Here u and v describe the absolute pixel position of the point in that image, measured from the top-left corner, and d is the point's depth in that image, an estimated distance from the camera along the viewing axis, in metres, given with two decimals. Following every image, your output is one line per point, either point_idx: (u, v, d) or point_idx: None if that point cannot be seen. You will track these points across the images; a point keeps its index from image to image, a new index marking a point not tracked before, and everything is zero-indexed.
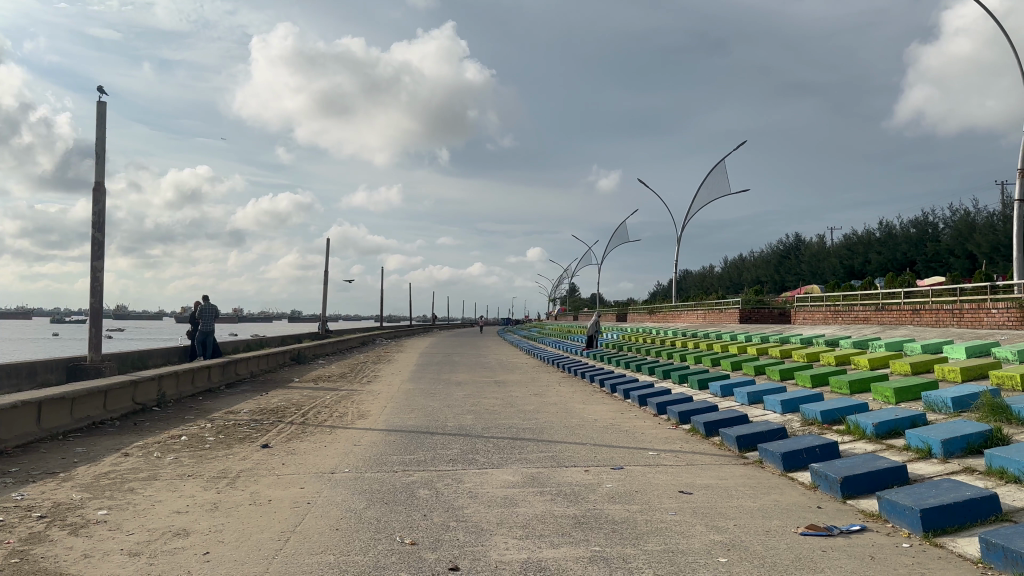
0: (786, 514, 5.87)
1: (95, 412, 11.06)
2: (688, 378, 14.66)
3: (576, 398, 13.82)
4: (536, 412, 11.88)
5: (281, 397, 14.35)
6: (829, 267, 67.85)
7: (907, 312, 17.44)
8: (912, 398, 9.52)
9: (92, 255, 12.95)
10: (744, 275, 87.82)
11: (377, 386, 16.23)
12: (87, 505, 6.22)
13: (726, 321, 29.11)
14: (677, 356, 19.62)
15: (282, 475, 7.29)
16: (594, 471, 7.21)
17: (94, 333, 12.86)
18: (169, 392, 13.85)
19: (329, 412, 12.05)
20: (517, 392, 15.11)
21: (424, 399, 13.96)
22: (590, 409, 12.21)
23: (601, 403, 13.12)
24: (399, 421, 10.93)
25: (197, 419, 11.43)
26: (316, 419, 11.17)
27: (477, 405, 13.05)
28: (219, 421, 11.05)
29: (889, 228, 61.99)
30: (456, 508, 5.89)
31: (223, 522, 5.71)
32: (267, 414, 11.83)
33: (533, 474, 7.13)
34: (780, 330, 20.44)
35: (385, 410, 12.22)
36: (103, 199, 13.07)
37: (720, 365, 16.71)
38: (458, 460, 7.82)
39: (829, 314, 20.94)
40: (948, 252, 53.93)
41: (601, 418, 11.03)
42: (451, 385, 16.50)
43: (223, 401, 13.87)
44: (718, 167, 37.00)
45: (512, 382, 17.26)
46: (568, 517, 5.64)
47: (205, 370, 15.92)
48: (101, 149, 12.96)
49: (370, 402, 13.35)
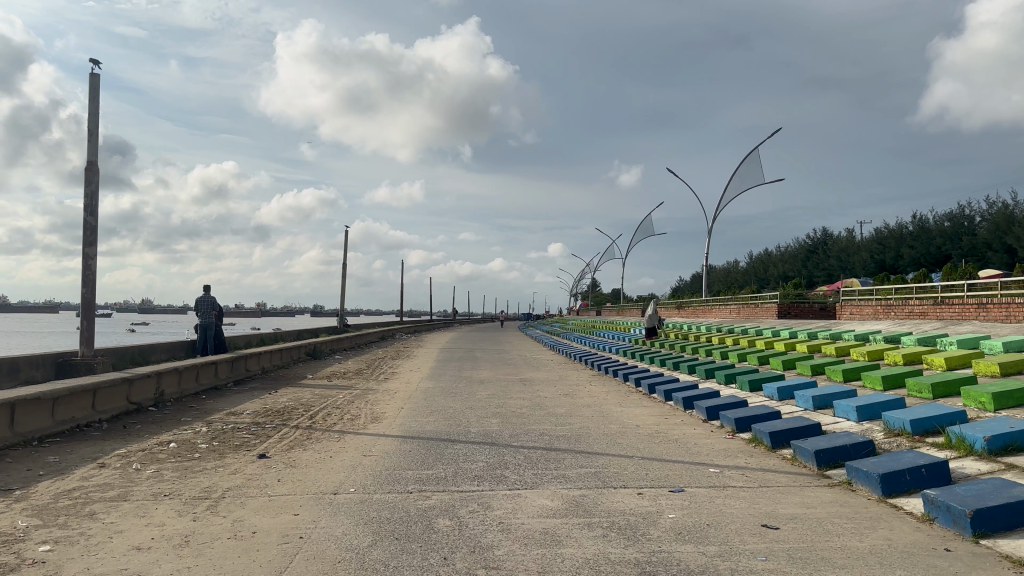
0: (910, 561, 4.56)
1: (81, 413, 10.00)
2: (736, 379, 13.28)
3: (611, 400, 12.52)
4: (569, 415, 10.62)
5: (289, 396, 13.23)
6: (860, 262, 65.88)
7: (971, 307, 15.85)
8: (1013, 406, 8.11)
9: (84, 241, 11.88)
10: (770, 270, 85.84)
11: (394, 385, 15.04)
12: (30, 536, 5.05)
13: (762, 316, 27.62)
14: (716, 352, 18.20)
15: (274, 496, 6.09)
16: (650, 495, 5.93)
17: (86, 326, 11.80)
18: (168, 389, 12.79)
19: (340, 414, 10.90)
20: (546, 392, 13.85)
21: (445, 399, 12.76)
22: (629, 413, 10.93)
23: (641, 405, 11.81)
24: (416, 425, 9.72)
25: (194, 421, 10.35)
26: (324, 423, 9.99)
27: (503, 406, 11.81)
28: (217, 425, 9.90)
29: (923, 222, 59.94)
30: (485, 548, 4.65)
31: (189, 565, 4.50)
32: (271, 416, 10.69)
33: (576, 499, 5.87)
34: (826, 325, 18.94)
35: (401, 412, 11.01)
36: (96, 180, 12.02)
37: (767, 364, 15.30)
38: (484, 478, 6.57)
39: (879, 308, 19.31)
40: (986, 246, 51.84)
41: (644, 425, 9.73)
42: (474, 383, 15.28)
43: (228, 400, 12.80)
44: (751, 156, 35.29)
45: (539, 381, 16.00)
46: (628, 564, 4.36)
47: (210, 367, 14.88)
48: (93, 124, 11.86)
49: (386, 403, 12.14)
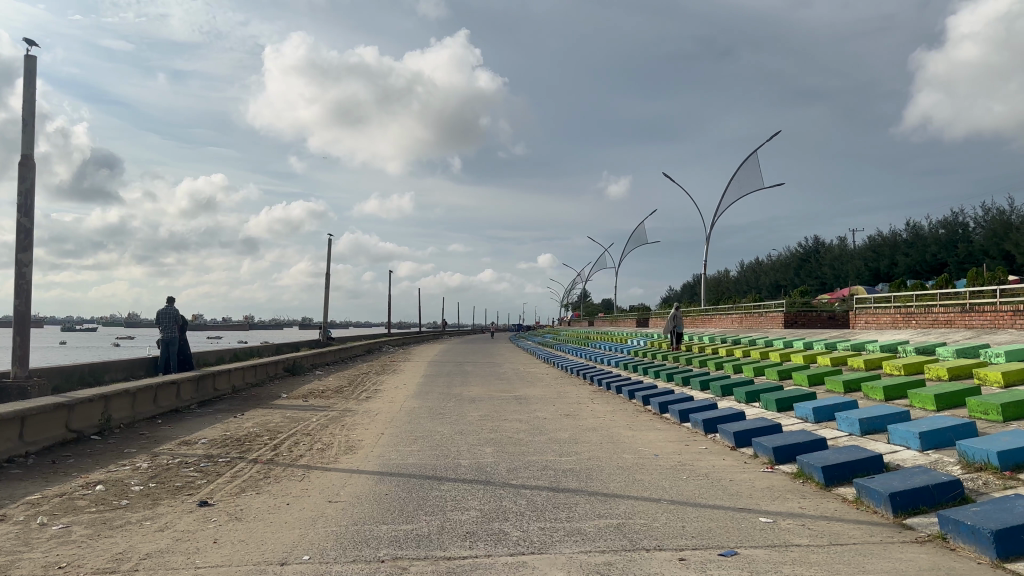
0: None
1: (4, 446, 8.49)
2: (736, 392, 12.06)
3: (619, 422, 11.10)
4: (575, 443, 9.20)
5: (256, 420, 11.73)
6: (853, 269, 64.94)
7: (1005, 314, 14.52)
8: None
9: (17, 246, 10.39)
10: (761, 279, 84.86)
11: (376, 405, 13.56)
12: None
13: (767, 326, 26.31)
14: (712, 363, 16.95)
15: (202, 569, 4.63)
16: (695, 563, 4.52)
17: (19, 343, 10.29)
18: (118, 414, 11.28)
19: (310, 443, 9.45)
20: (545, 413, 12.41)
21: (431, 422, 11.31)
22: (643, 438, 9.51)
23: (654, 429, 10.39)
24: (396, 458, 8.27)
25: (137, 454, 8.84)
26: (289, 455, 8.52)
27: (497, 431, 10.37)
28: (162, 460, 8.40)
29: (917, 229, 59.04)
30: None
31: None
32: (228, 446, 9.21)
33: (599, 569, 4.45)
34: (842, 335, 17.61)
35: (380, 440, 9.55)
36: (34, 177, 10.55)
37: (764, 375, 14.13)
38: (477, 537, 5.13)
39: (899, 317, 18.00)
40: (983, 252, 50.90)
41: (664, 455, 8.31)
42: (465, 402, 13.83)
43: (186, 426, 11.29)
44: (750, 160, 34.09)
45: (535, 399, 14.58)
46: None
47: (170, 387, 13.36)
48: (28, 112, 10.42)
49: (364, 428, 10.68)
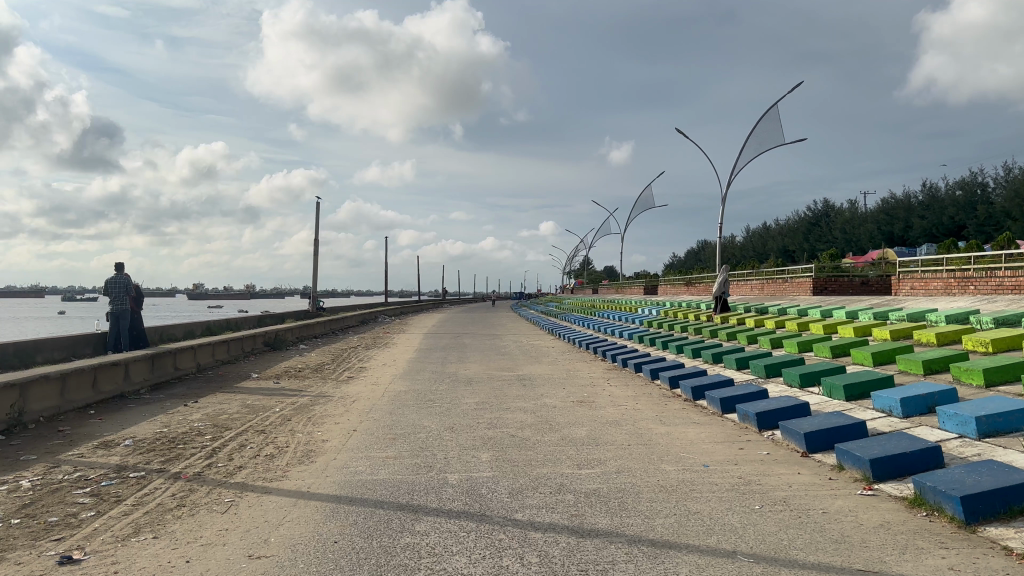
0: None
1: None
2: (783, 373, 10.01)
3: (649, 413, 9.07)
4: (597, 446, 7.19)
5: (207, 410, 9.74)
6: (866, 234, 62.67)
7: None
8: None
9: None
10: (769, 244, 82.57)
11: (356, 389, 11.57)
12: None
13: (792, 292, 24.25)
14: (741, 336, 14.91)
15: None
16: None
17: None
18: (37, 403, 9.27)
19: (260, 446, 7.46)
20: (555, 398, 10.40)
21: (417, 413, 9.30)
22: (683, 438, 7.49)
23: (693, 423, 8.36)
24: (361, 472, 6.25)
25: (31, 465, 6.81)
26: (225, 468, 6.50)
27: (498, 426, 8.36)
28: (56, 475, 6.38)
29: (934, 190, 56.57)
30: None
31: None
32: (154, 452, 7.21)
33: None
34: (889, 303, 15.53)
35: (348, 442, 7.53)
36: None
37: (809, 350, 12.06)
38: None
39: (952, 283, 15.91)
40: (1004, 214, 48.49)
41: (719, 466, 6.28)
42: (459, 384, 11.85)
43: (120, 419, 9.30)
44: (770, 114, 31.61)
45: (543, 379, 12.56)
46: None
47: (114, 369, 11.33)
48: None
49: (333, 423, 8.68)
